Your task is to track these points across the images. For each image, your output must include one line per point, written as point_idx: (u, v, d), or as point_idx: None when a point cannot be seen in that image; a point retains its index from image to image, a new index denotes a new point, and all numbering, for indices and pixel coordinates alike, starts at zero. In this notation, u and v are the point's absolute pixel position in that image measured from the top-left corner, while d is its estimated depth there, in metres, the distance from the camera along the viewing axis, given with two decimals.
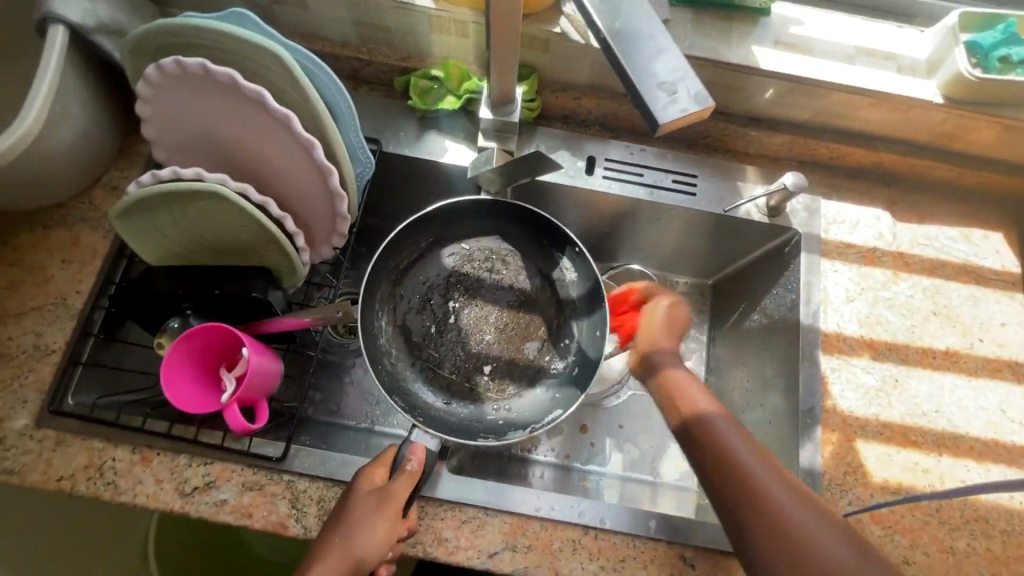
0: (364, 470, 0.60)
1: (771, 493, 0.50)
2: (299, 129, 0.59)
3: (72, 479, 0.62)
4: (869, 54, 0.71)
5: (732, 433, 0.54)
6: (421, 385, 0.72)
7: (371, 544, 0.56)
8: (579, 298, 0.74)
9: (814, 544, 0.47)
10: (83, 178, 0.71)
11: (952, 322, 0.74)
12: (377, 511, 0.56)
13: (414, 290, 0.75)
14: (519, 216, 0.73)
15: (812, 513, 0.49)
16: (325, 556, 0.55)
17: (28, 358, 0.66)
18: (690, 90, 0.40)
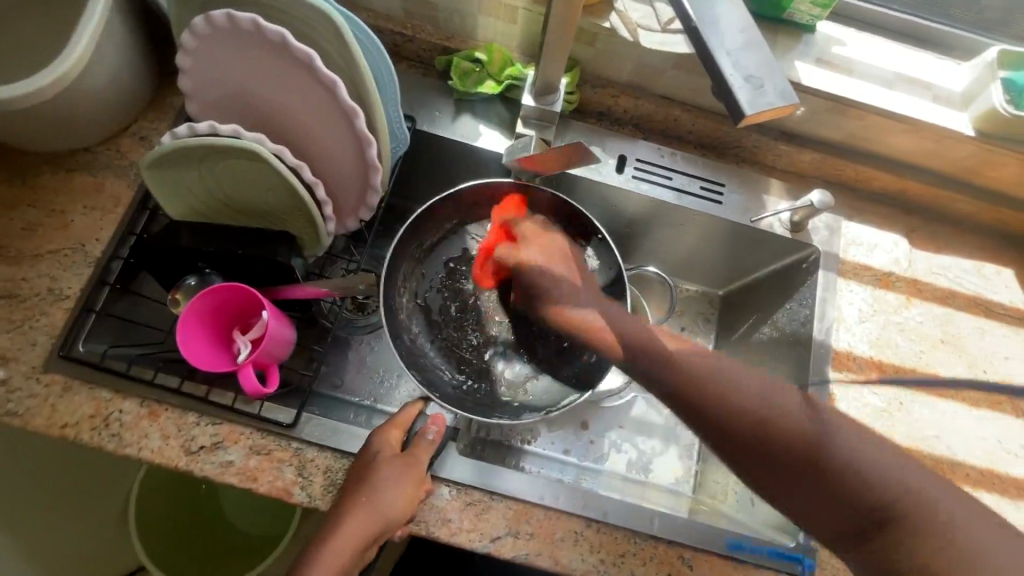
0: (380, 436, 0.62)
1: (744, 395, 0.53)
2: (343, 95, 0.59)
3: (76, 427, 0.61)
4: (906, 82, 0.72)
5: (710, 360, 0.57)
6: (439, 362, 0.73)
7: (399, 505, 0.57)
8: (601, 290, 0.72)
9: (796, 429, 0.51)
10: (113, 125, 0.70)
11: (958, 351, 0.76)
12: (404, 474, 0.59)
13: (437, 268, 0.77)
14: (547, 201, 0.72)
15: (791, 400, 0.53)
16: (354, 516, 0.56)
17: (41, 301, 0.64)
18: (779, 85, 0.39)
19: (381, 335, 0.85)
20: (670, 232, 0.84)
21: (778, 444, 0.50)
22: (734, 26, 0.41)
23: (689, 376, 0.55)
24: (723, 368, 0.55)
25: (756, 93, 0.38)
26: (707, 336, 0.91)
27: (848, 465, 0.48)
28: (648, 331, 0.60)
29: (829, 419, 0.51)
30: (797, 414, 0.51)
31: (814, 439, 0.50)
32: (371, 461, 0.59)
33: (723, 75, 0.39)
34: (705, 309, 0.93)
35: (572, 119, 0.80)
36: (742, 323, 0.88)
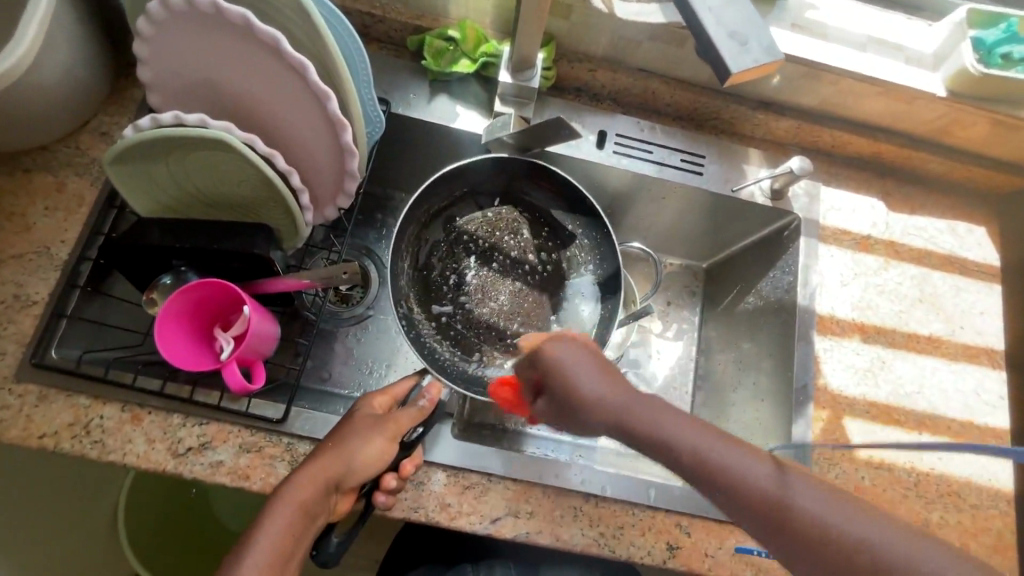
0: (364, 400, 0.63)
1: (718, 458, 0.45)
2: (314, 78, 0.56)
3: (55, 437, 0.59)
4: (879, 44, 0.73)
5: (661, 416, 0.48)
6: (433, 334, 0.73)
7: (366, 455, 0.57)
8: (593, 280, 0.75)
9: (760, 488, 0.43)
10: (71, 120, 0.67)
11: (936, 309, 0.78)
12: (378, 426, 0.59)
13: (436, 241, 0.76)
14: (545, 180, 0.74)
15: (752, 457, 0.45)
16: (316, 458, 0.55)
17: (8, 308, 0.62)
18: (763, 42, 0.39)
19: (368, 325, 0.83)
20: (652, 207, 0.84)
21: (760, 512, 0.43)
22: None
23: (638, 431, 0.48)
24: (699, 440, 0.46)
25: (741, 51, 0.39)
26: (692, 309, 0.92)
27: (825, 537, 0.40)
28: (671, 423, 0.47)
29: (778, 476, 0.43)
30: (755, 472, 0.44)
31: (776, 497, 0.42)
32: (349, 418, 0.60)
33: (705, 34, 0.39)
34: (689, 282, 0.93)
35: (550, 96, 0.78)
36: (726, 294, 0.89)
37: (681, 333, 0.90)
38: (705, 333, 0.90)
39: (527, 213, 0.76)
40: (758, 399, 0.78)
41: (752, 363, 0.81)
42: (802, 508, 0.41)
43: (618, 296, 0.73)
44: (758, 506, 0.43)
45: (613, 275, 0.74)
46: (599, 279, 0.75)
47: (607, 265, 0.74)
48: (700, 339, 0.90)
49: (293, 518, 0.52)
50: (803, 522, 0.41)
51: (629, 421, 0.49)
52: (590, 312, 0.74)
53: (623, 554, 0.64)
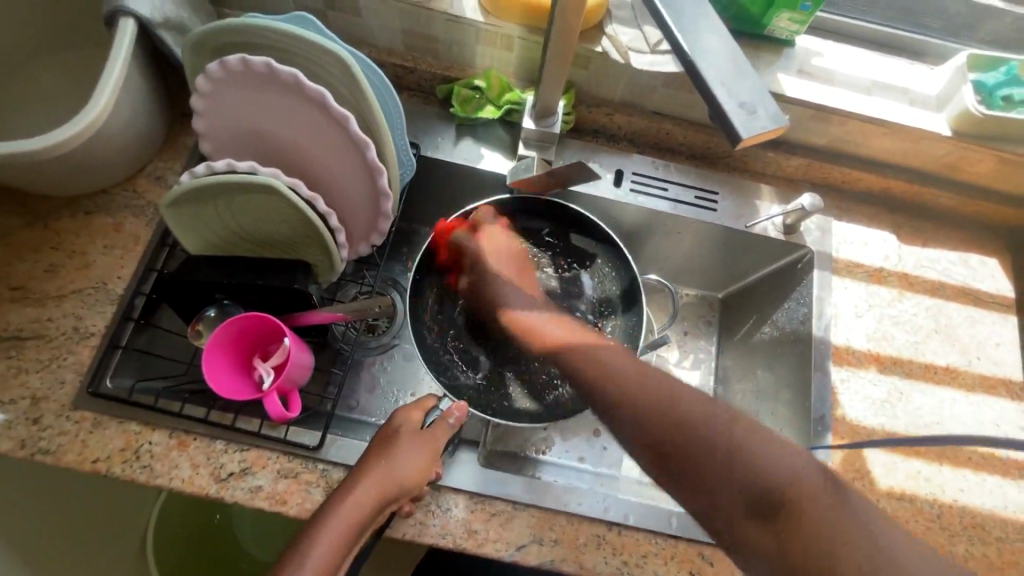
0: (401, 415, 0.64)
1: (674, 402, 0.55)
2: (354, 128, 0.62)
3: (107, 462, 0.62)
4: (884, 87, 0.76)
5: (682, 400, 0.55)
6: (460, 366, 0.76)
7: (413, 472, 0.60)
8: (611, 300, 0.77)
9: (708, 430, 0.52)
10: (130, 166, 0.73)
11: (951, 340, 0.79)
12: (422, 447, 0.62)
13: (457, 278, 0.79)
14: (557, 216, 0.78)
15: (694, 399, 0.55)
16: (367, 477, 0.58)
17: (68, 340, 0.66)
18: (770, 109, 0.42)
19: (393, 354, 0.87)
20: (667, 241, 0.87)
21: (708, 458, 0.51)
22: (723, 56, 0.44)
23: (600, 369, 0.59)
24: (663, 388, 0.56)
25: (749, 117, 0.41)
26: (709, 339, 0.94)
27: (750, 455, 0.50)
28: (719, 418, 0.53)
29: (831, 485, 0.48)
30: (695, 408, 0.54)
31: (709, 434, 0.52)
32: (391, 432, 0.62)
33: (717, 101, 0.42)
34: (705, 313, 0.96)
35: (569, 138, 0.83)
36: (742, 325, 0.91)
37: (699, 362, 0.92)
38: (722, 363, 0.92)
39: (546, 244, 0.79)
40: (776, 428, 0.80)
41: (770, 393, 0.82)
42: (733, 456, 0.51)
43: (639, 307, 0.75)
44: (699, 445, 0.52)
45: (629, 292, 0.76)
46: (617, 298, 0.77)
47: (622, 283, 0.76)
48: (717, 368, 0.92)
49: (345, 538, 0.55)
50: (744, 445, 0.51)
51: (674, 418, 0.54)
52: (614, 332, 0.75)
53: None
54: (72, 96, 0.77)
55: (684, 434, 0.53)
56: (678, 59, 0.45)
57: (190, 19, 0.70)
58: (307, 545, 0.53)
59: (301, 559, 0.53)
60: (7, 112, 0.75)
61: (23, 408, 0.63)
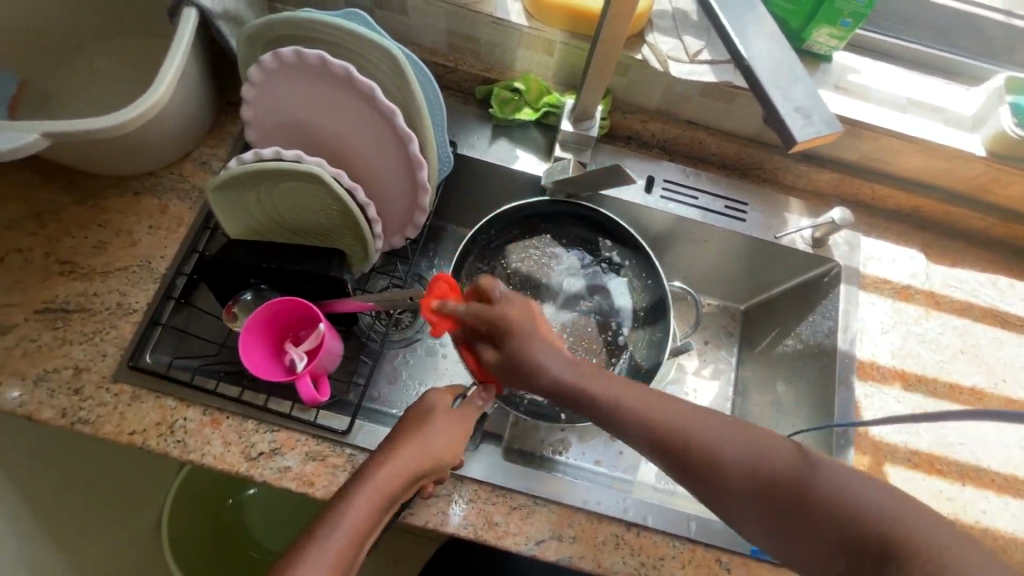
0: (434, 395, 0.64)
1: (727, 455, 0.52)
2: (400, 122, 0.64)
3: (143, 434, 0.64)
4: (919, 106, 0.77)
5: (659, 404, 0.55)
6: None
7: (446, 452, 0.60)
8: (638, 311, 0.80)
9: (787, 471, 0.50)
10: (178, 150, 0.76)
11: (977, 361, 0.79)
12: (456, 421, 0.63)
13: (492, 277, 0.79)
14: (589, 220, 0.80)
15: (763, 442, 0.52)
16: (404, 445, 0.58)
17: (111, 314, 0.69)
18: (823, 116, 0.43)
19: (415, 348, 0.88)
20: (693, 250, 0.88)
21: (687, 457, 0.52)
22: (778, 62, 0.45)
23: (627, 418, 0.55)
24: (714, 435, 0.52)
25: (804, 122, 0.42)
26: (730, 349, 0.95)
27: (830, 497, 0.48)
28: (686, 420, 0.53)
29: (798, 457, 0.51)
30: (747, 453, 0.52)
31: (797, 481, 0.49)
32: (425, 406, 0.63)
33: (772, 107, 0.43)
34: (727, 323, 0.97)
35: (603, 143, 0.85)
36: (765, 336, 0.92)
37: (719, 372, 0.93)
38: (742, 373, 0.93)
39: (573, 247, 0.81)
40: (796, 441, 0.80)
41: (791, 406, 0.83)
42: (712, 444, 0.52)
43: (664, 323, 0.78)
44: (781, 487, 0.50)
45: (655, 303, 0.79)
46: (644, 308, 0.79)
47: (648, 296, 0.79)
48: (736, 379, 0.92)
49: (381, 499, 0.55)
50: (822, 495, 0.48)
51: (643, 426, 0.54)
52: (637, 341, 0.78)
53: None
54: (124, 80, 0.79)
55: (665, 438, 0.53)
56: (736, 65, 0.46)
57: (245, 11, 0.72)
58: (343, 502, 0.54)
59: (336, 516, 0.53)
60: (65, 95, 0.78)
61: (66, 378, 0.65)
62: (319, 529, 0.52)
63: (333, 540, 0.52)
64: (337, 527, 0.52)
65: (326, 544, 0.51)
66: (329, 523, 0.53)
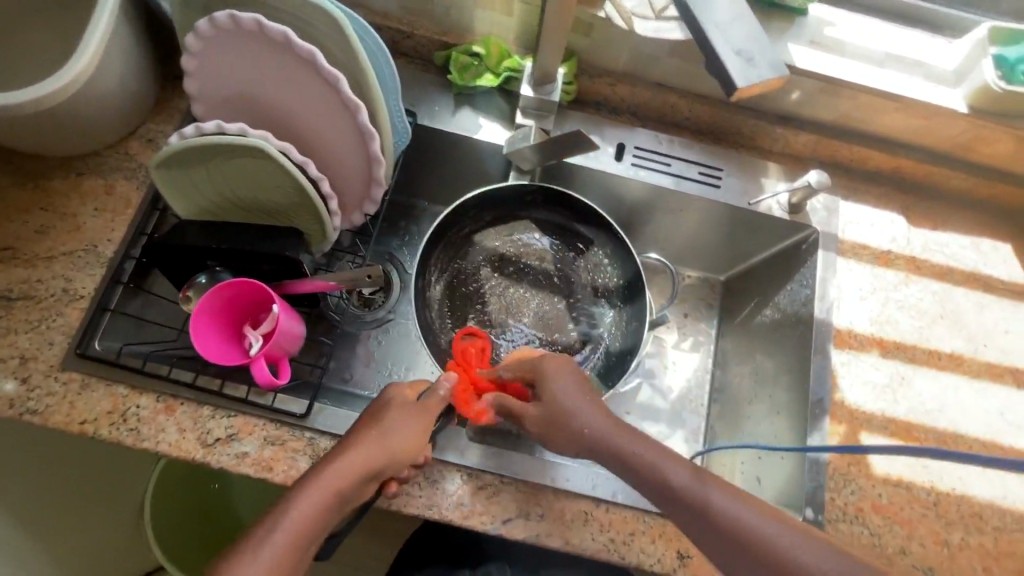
0: (394, 390, 0.62)
1: (778, 541, 0.45)
2: (346, 90, 0.60)
3: (94, 423, 0.62)
4: (899, 61, 0.73)
5: (680, 469, 0.51)
6: (454, 345, 0.77)
7: (405, 445, 0.58)
8: (614, 290, 0.79)
9: (818, 573, 0.43)
10: (121, 127, 0.72)
11: (958, 326, 0.77)
12: (418, 423, 0.60)
13: (473, 272, 0.80)
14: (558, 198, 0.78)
15: (790, 530, 0.46)
16: (357, 447, 0.55)
17: (57, 301, 0.66)
18: (769, 60, 0.43)
19: (389, 329, 0.85)
20: (668, 219, 0.86)
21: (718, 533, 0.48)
22: (724, 8, 0.45)
23: (654, 475, 0.52)
24: (729, 505, 0.48)
25: (748, 68, 0.43)
26: (709, 321, 0.94)
27: None
28: (718, 494, 0.49)
29: (815, 544, 0.45)
30: (759, 523, 0.47)
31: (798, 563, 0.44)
32: (385, 405, 0.60)
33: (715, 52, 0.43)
34: (707, 295, 0.95)
35: (571, 109, 0.81)
36: (744, 307, 0.90)
37: (698, 346, 0.92)
38: (722, 346, 0.91)
39: (550, 230, 0.81)
40: (773, 412, 0.79)
41: (768, 378, 0.81)
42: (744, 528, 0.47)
43: (640, 303, 0.77)
44: None
45: (631, 282, 0.78)
46: (621, 287, 0.79)
47: (624, 272, 0.78)
48: (716, 351, 0.92)
49: (326, 505, 0.52)
50: None
51: (668, 493, 0.51)
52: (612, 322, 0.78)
53: (633, 560, 0.64)
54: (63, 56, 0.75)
55: (691, 511, 0.49)
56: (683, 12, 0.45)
57: None
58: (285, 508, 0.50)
59: (275, 523, 0.49)
60: None
61: (11, 367, 0.63)
62: (257, 537, 0.48)
63: (269, 550, 0.48)
64: (277, 534, 0.49)
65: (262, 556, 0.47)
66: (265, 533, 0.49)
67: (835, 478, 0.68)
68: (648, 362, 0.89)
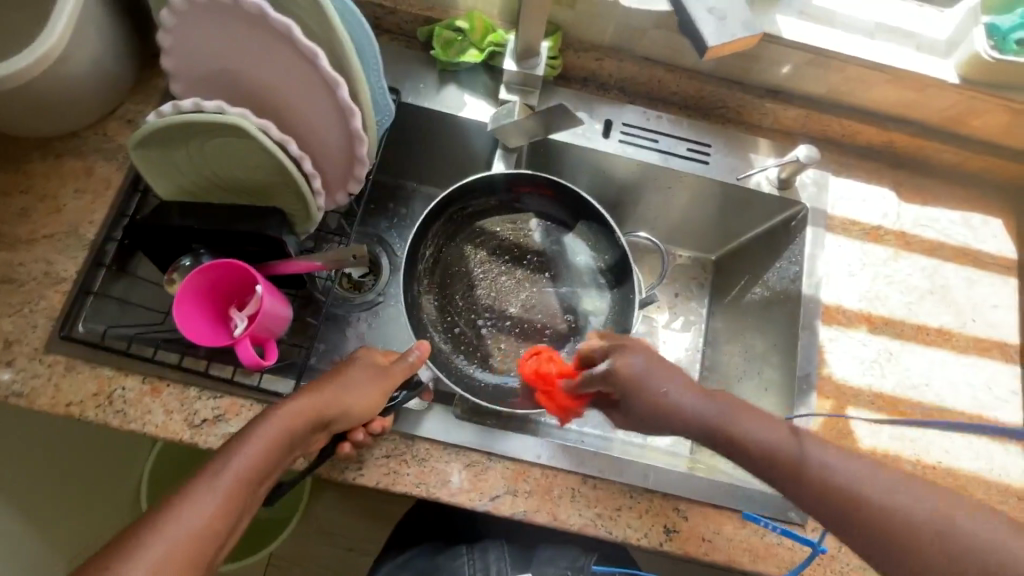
0: (363, 352, 0.64)
1: (787, 444, 0.50)
2: (324, 64, 0.59)
3: (81, 405, 0.62)
4: (889, 32, 0.72)
5: (688, 392, 0.55)
6: (440, 331, 0.77)
7: (362, 403, 0.59)
8: (599, 274, 0.77)
9: (824, 465, 0.48)
10: (98, 108, 0.71)
11: (947, 301, 0.76)
12: (374, 377, 0.61)
13: (461, 256, 0.80)
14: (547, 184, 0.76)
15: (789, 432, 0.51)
16: (310, 394, 0.56)
17: (39, 284, 0.65)
18: (740, 19, 0.47)
19: (378, 312, 0.85)
20: (657, 198, 0.85)
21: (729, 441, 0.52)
22: None
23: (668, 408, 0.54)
24: (750, 425, 0.52)
25: (720, 26, 0.47)
26: (700, 301, 0.94)
27: (869, 487, 0.46)
28: (727, 411, 0.53)
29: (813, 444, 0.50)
30: (855, 473, 0.48)
31: (897, 506, 0.45)
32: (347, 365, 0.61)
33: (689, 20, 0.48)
34: (698, 275, 0.95)
35: (557, 85, 0.80)
36: (734, 286, 0.90)
37: (689, 325, 0.92)
38: (712, 325, 0.91)
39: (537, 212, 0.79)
40: (762, 388, 0.79)
41: (758, 354, 0.82)
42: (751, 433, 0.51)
43: (627, 287, 0.75)
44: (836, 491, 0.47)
45: (619, 264, 0.75)
46: (607, 270, 0.77)
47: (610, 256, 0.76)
48: (706, 331, 0.91)
49: (276, 447, 0.52)
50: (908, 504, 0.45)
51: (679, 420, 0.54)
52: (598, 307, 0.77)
53: (620, 535, 0.65)
54: None
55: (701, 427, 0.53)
56: None
57: None
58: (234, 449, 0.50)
59: (223, 461, 0.49)
60: None
61: None
62: (206, 475, 0.48)
63: (220, 480, 0.48)
64: (226, 470, 0.49)
65: (212, 492, 0.47)
66: (214, 471, 0.48)
67: None
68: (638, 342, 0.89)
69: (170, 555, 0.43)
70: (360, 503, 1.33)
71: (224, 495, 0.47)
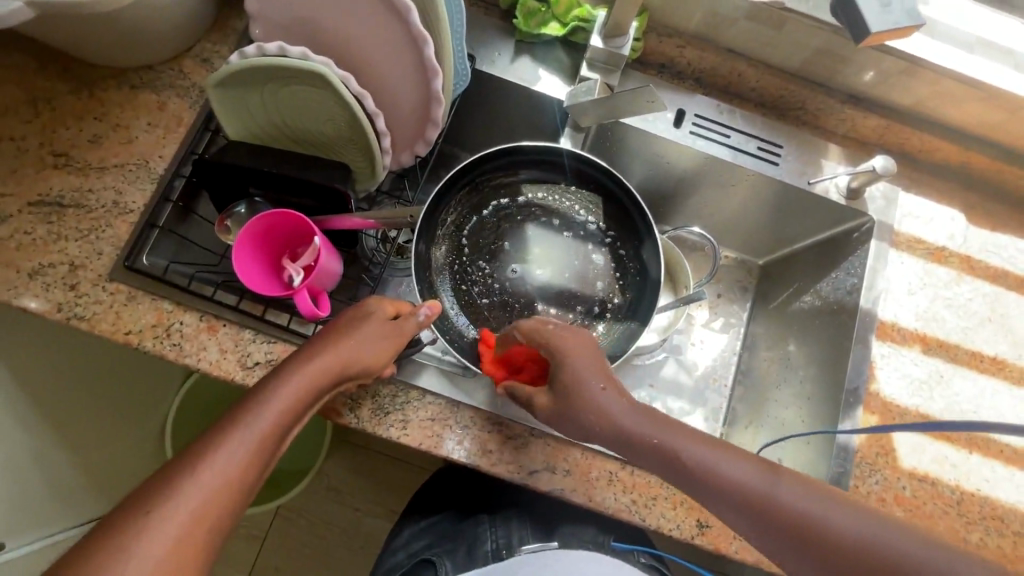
0: (374, 302, 0.59)
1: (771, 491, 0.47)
2: (415, 21, 0.58)
3: (139, 335, 0.63)
4: (988, 47, 0.70)
5: (667, 432, 0.52)
6: (458, 310, 0.73)
7: (375, 360, 0.56)
8: (622, 235, 0.76)
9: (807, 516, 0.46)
10: (178, 44, 0.71)
11: (1004, 331, 0.75)
12: (386, 338, 0.57)
13: (476, 226, 0.76)
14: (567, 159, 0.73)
15: (766, 476, 0.48)
16: (325, 350, 0.52)
17: (107, 213, 0.66)
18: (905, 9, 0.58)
19: None
20: (717, 194, 0.84)
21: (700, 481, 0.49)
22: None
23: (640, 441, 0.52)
24: (720, 462, 0.49)
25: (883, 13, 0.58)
26: (743, 304, 0.93)
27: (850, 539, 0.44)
28: (701, 449, 0.50)
29: (797, 491, 0.47)
30: (850, 526, 0.45)
31: (858, 541, 0.44)
32: (355, 314, 0.58)
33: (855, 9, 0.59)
34: (742, 277, 0.94)
35: (633, 68, 0.78)
36: (783, 293, 0.89)
37: (729, 327, 0.91)
38: (752, 329, 0.91)
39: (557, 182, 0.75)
40: (803, 396, 0.79)
41: (801, 362, 0.81)
42: (727, 474, 0.49)
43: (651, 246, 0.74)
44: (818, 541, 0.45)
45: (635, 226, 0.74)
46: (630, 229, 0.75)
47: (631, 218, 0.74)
48: (746, 334, 0.91)
49: (302, 399, 0.49)
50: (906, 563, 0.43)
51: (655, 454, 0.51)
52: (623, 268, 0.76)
53: (652, 524, 0.65)
54: None
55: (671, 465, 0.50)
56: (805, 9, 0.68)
57: None
58: (259, 401, 0.47)
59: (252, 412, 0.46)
60: None
61: (61, 273, 0.64)
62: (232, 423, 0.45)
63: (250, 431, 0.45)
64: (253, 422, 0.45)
65: (236, 442, 0.44)
66: (246, 419, 0.45)
67: (861, 465, 0.68)
68: (676, 337, 0.89)
69: (205, 503, 0.40)
70: (370, 466, 1.35)
71: (254, 447, 0.44)
